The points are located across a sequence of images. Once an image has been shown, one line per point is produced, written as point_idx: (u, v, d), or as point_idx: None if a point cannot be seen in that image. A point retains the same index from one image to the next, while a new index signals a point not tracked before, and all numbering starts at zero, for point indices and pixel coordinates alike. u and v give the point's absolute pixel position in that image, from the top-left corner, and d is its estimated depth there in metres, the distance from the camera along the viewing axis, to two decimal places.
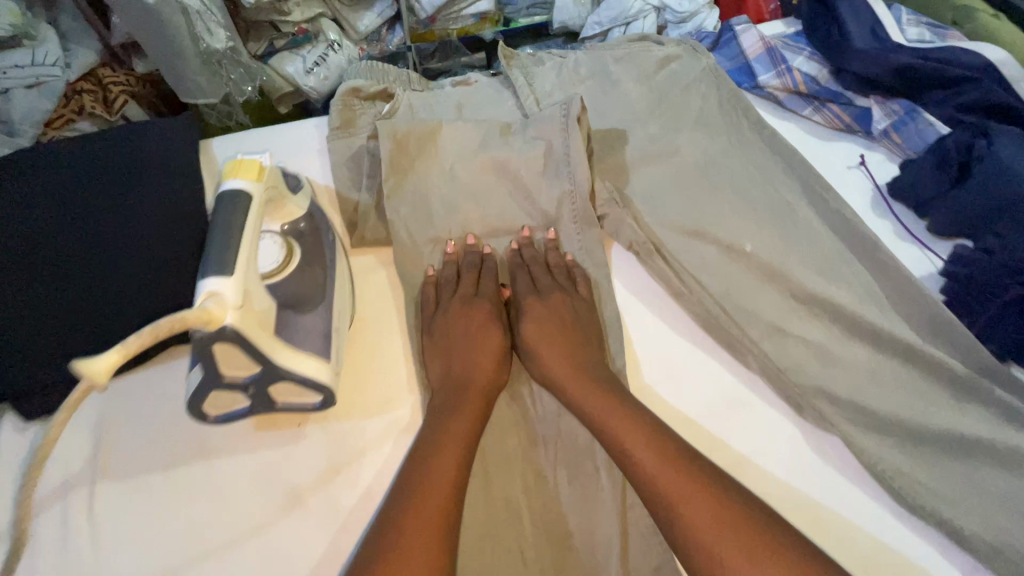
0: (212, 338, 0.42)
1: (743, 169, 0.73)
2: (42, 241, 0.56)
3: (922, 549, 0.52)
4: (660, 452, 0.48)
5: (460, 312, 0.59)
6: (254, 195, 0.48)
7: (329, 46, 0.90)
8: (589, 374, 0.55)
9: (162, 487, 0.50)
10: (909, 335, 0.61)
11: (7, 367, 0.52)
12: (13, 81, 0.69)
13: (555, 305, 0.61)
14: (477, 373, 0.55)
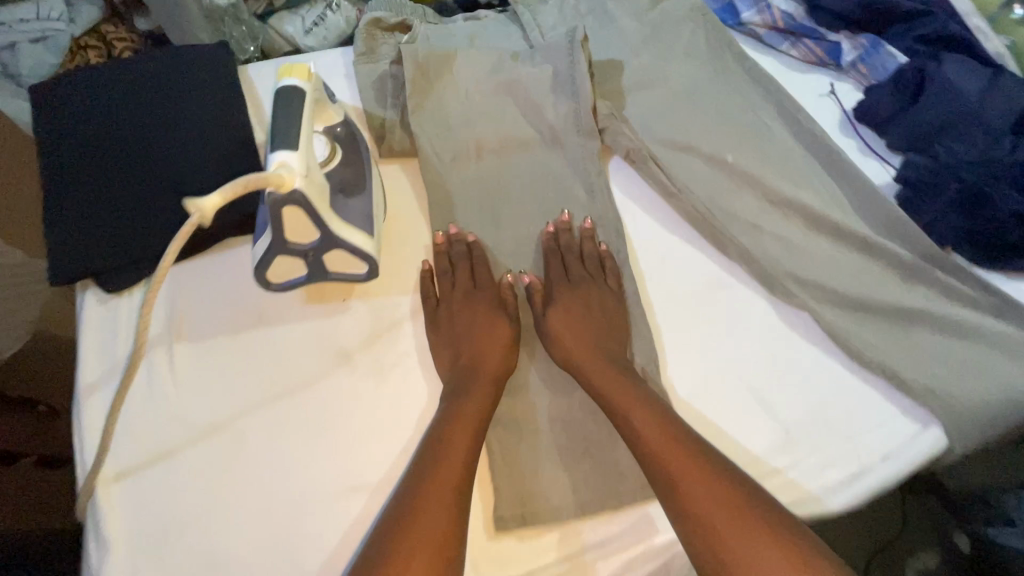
0: (283, 201, 0.50)
1: (727, 95, 0.81)
2: (106, 149, 0.64)
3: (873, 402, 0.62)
4: (658, 422, 0.55)
5: (463, 304, 0.63)
6: (306, 91, 0.55)
7: (328, 6, 0.88)
8: (602, 356, 0.61)
9: (230, 345, 0.59)
10: (866, 230, 0.71)
11: (95, 250, 0.59)
12: (19, 35, 0.80)
13: (575, 299, 0.65)
14: (484, 360, 0.59)
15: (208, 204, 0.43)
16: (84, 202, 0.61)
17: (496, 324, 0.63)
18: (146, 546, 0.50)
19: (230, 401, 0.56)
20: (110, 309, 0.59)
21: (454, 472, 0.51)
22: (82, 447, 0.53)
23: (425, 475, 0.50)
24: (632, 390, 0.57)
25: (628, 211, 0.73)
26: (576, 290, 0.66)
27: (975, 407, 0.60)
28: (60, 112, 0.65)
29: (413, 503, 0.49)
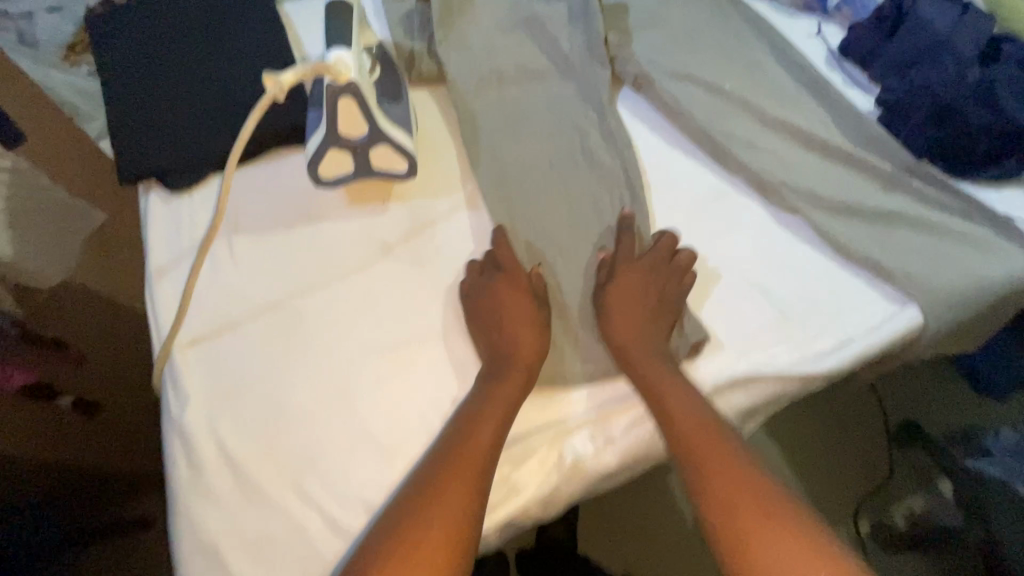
0: (340, 91, 0.57)
1: (725, 33, 0.89)
2: (161, 65, 0.70)
3: (863, 288, 0.70)
4: (691, 414, 0.56)
5: (495, 288, 0.62)
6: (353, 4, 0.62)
7: None
8: (647, 342, 0.61)
9: (284, 235, 0.65)
10: (850, 147, 0.78)
11: (161, 152, 0.66)
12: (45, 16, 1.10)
13: (626, 282, 0.63)
14: (518, 346, 0.59)
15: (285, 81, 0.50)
16: (145, 110, 0.68)
17: (526, 313, 0.61)
18: (219, 396, 0.56)
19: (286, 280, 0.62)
20: (173, 206, 0.66)
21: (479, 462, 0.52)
22: (158, 320, 0.59)
23: (446, 460, 0.52)
24: (671, 378, 0.58)
25: (636, 130, 0.80)
26: (622, 273, 0.64)
27: (949, 292, 0.67)
28: (119, 37, 0.72)
29: (432, 490, 0.50)
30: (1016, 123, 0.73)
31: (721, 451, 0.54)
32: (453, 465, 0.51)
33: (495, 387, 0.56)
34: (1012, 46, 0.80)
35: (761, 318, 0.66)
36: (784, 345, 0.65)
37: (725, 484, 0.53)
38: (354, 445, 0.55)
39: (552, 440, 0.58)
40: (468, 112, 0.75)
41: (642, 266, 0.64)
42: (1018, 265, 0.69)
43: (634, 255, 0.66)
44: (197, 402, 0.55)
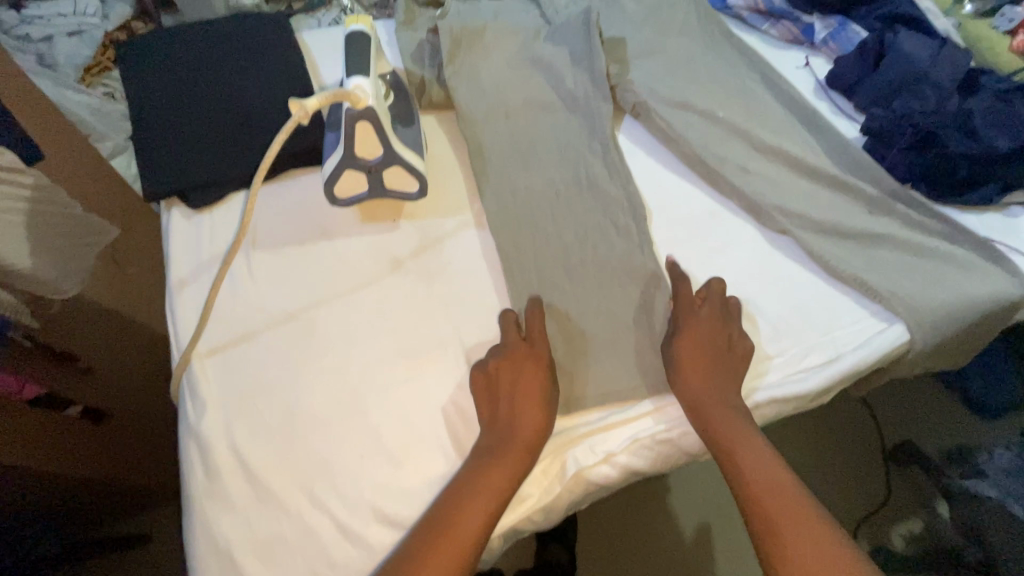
0: (358, 116, 0.60)
1: (718, 64, 0.94)
2: (184, 90, 0.75)
3: (859, 311, 0.72)
4: (765, 467, 0.58)
5: (510, 361, 0.60)
6: (370, 35, 0.66)
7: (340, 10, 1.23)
8: (719, 397, 0.61)
9: (300, 249, 0.68)
10: (838, 173, 0.82)
11: (185, 171, 0.69)
12: (59, 30, 1.18)
13: (698, 333, 0.64)
14: (523, 425, 0.57)
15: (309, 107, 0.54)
16: (168, 132, 0.71)
17: (536, 387, 0.59)
18: (234, 405, 0.58)
19: (288, 307, 0.64)
20: (194, 222, 0.69)
21: (458, 553, 0.50)
22: (177, 331, 0.62)
23: (434, 541, 0.51)
24: (739, 426, 0.60)
25: (635, 155, 0.84)
26: (692, 323, 0.65)
27: (934, 311, 0.70)
28: (145, 63, 0.76)
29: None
30: (998, 149, 0.77)
31: (798, 511, 0.56)
32: (436, 552, 0.50)
33: (490, 468, 0.55)
34: (988, 78, 0.86)
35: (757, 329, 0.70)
36: (777, 358, 0.68)
37: (805, 547, 0.53)
38: (364, 453, 0.57)
39: (557, 449, 0.61)
40: (476, 137, 0.80)
41: (709, 313, 0.66)
42: (1000, 286, 0.73)
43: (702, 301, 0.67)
44: (213, 412, 0.57)
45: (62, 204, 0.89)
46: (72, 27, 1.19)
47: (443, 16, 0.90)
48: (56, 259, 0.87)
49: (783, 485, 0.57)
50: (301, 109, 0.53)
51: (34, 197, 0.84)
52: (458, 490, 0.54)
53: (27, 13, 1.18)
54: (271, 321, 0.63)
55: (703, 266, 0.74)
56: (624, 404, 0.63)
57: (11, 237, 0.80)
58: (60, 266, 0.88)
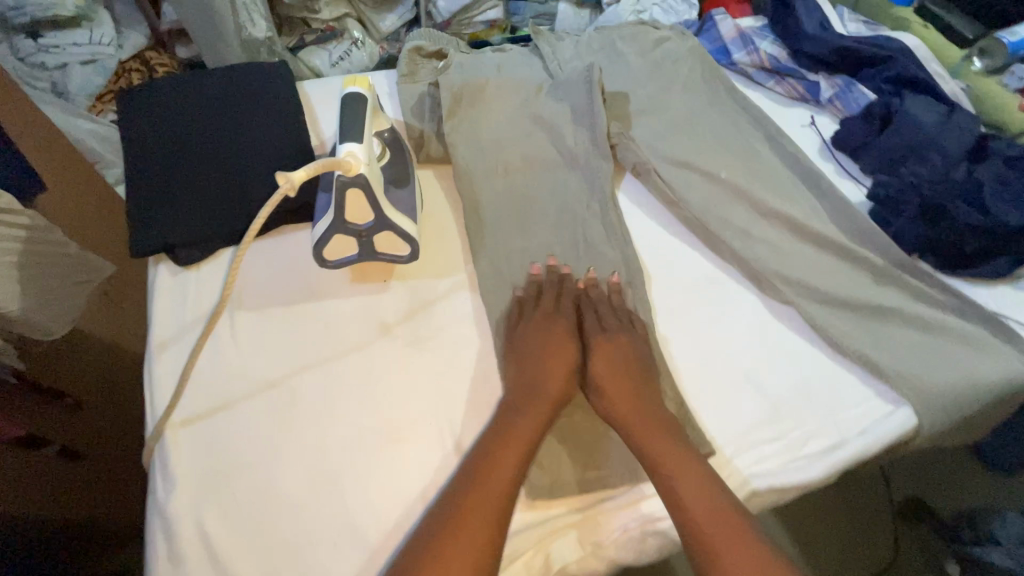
0: (349, 183, 0.59)
1: (721, 121, 0.93)
2: (182, 142, 0.74)
3: (864, 392, 0.69)
4: (701, 490, 0.56)
5: (539, 327, 0.67)
6: (367, 97, 0.65)
7: (352, 42, 1.31)
8: (649, 419, 0.61)
9: (286, 311, 0.67)
10: (843, 239, 0.80)
11: (176, 227, 0.68)
12: (73, 58, 1.15)
13: (615, 354, 0.66)
14: (545, 385, 0.62)
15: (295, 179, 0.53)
16: (161, 185, 0.71)
17: (562, 349, 0.66)
18: (207, 479, 0.56)
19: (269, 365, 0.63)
20: (180, 279, 0.68)
21: (498, 498, 0.53)
22: (152, 399, 0.60)
23: None
24: (686, 473, 0.57)
25: (634, 214, 0.83)
26: (605, 346, 0.67)
27: (941, 393, 0.67)
28: (144, 113, 0.76)
29: (443, 544, 0.50)
30: (1006, 225, 0.74)
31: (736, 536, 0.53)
32: None
33: (520, 418, 0.59)
34: (997, 144, 0.84)
35: (752, 407, 0.67)
36: (775, 443, 0.65)
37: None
38: (337, 540, 0.54)
39: (541, 539, 0.58)
40: (472, 195, 0.79)
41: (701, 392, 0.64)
42: (1014, 367, 0.69)
43: (620, 330, 0.68)
44: (184, 489, 0.55)
45: (61, 244, 0.90)
46: (86, 56, 1.17)
47: (445, 68, 0.90)
48: (49, 299, 0.87)
49: (716, 506, 0.55)
50: (286, 181, 0.51)
51: (29, 236, 0.84)
52: (484, 444, 0.57)
53: (41, 39, 1.13)
54: (251, 388, 0.61)
55: (701, 337, 0.72)
56: (613, 488, 0.61)
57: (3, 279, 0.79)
58: (52, 305, 0.88)
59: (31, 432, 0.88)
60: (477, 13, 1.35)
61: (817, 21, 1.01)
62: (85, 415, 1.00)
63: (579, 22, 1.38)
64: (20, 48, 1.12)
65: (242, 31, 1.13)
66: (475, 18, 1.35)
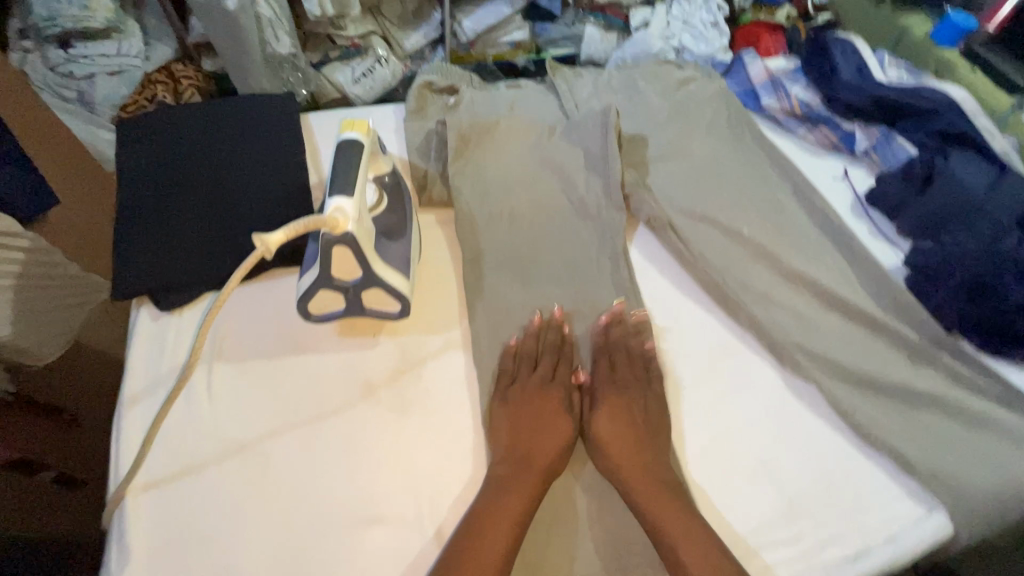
0: (335, 241, 0.56)
1: (745, 172, 0.87)
2: (177, 180, 0.72)
3: (894, 492, 0.62)
4: (706, 558, 0.53)
5: (540, 395, 0.64)
6: (364, 144, 0.62)
7: (376, 60, 1.29)
8: (650, 480, 0.58)
9: (265, 364, 0.63)
10: (874, 310, 0.74)
11: (164, 271, 0.66)
12: (100, 68, 1.14)
13: (627, 405, 0.65)
14: (544, 457, 0.59)
15: (273, 238, 0.51)
16: (151, 226, 0.69)
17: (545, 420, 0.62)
18: (165, 552, 0.52)
19: (244, 412, 0.60)
20: (161, 325, 0.65)
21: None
22: (118, 459, 0.57)
23: None
24: (693, 545, 0.54)
25: (645, 271, 0.77)
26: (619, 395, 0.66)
27: (983, 499, 0.60)
28: (142, 146, 0.74)
29: None
30: None
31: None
32: None
33: (505, 496, 0.56)
34: None
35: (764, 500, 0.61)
36: (789, 545, 0.58)
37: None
38: None
39: None
40: (473, 244, 0.74)
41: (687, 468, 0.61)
42: None
43: (632, 381, 0.66)
44: (139, 562, 0.52)
45: (59, 264, 0.86)
46: (113, 67, 1.15)
47: (456, 105, 0.87)
48: (42, 322, 0.84)
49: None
50: (262, 242, 0.50)
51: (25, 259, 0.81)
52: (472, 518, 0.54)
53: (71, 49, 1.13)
54: (224, 451, 0.58)
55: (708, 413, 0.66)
56: None
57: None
58: (44, 328, 0.84)
59: (28, 456, 0.84)
60: (502, 34, 1.33)
61: (854, 67, 0.95)
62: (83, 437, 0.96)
63: (606, 46, 1.35)
64: (51, 58, 1.12)
65: (267, 47, 1.13)
66: (501, 38, 1.34)
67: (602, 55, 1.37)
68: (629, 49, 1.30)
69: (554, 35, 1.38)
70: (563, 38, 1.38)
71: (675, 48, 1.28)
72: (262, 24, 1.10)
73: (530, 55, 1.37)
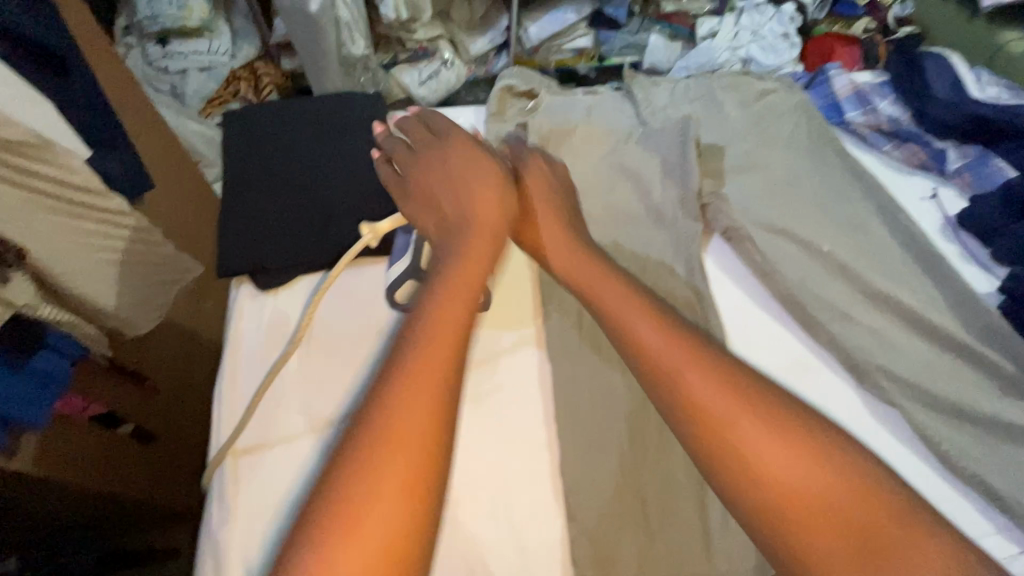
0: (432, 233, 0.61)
1: (826, 186, 0.85)
2: (275, 169, 0.78)
3: (981, 525, 0.61)
4: (636, 308, 0.50)
5: (435, 151, 0.58)
6: None
7: (442, 62, 1.34)
8: (581, 259, 0.56)
9: (352, 346, 0.67)
10: (963, 335, 0.71)
11: (264, 254, 0.71)
12: (192, 65, 1.25)
13: (530, 187, 0.60)
14: (480, 217, 0.52)
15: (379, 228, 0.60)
16: (252, 212, 0.74)
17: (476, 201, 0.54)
18: (262, 511, 0.57)
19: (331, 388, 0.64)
20: (260, 303, 0.71)
21: (448, 331, 0.42)
22: (218, 426, 0.62)
23: (366, 443, 0.36)
24: (614, 292, 0.52)
25: (719, 282, 0.77)
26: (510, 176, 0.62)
27: None
28: (245, 137, 0.80)
29: (380, 390, 0.38)
30: None
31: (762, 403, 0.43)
32: (374, 453, 0.36)
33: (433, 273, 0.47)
34: None
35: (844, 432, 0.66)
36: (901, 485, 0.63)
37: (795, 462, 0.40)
38: None
39: None
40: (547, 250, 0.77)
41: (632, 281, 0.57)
42: None
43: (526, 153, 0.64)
44: (239, 518, 0.56)
45: (160, 244, 0.81)
46: (204, 63, 1.26)
47: (534, 109, 0.89)
48: (139, 296, 0.79)
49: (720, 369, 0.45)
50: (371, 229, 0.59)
51: (133, 235, 0.75)
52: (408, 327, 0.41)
53: (167, 46, 1.23)
54: (316, 423, 0.61)
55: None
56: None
57: (100, 276, 0.71)
58: (141, 304, 0.80)
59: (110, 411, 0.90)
60: (565, 42, 1.37)
61: (948, 83, 0.92)
62: (157, 399, 1.02)
63: (669, 55, 1.38)
64: (149, 53, 1.22)
65: (342, 47, 1.19)
66: (565, 45, 1.38)
67: (664, 63, 1.40)
68: (691, 59, 1.34)
69: (617, 44, 1.40)
70: (625, 46, 1.41)
71: (740, 59, 1.31)
72: (339, 27, 1.16)
73: (591, 62, 1.42)
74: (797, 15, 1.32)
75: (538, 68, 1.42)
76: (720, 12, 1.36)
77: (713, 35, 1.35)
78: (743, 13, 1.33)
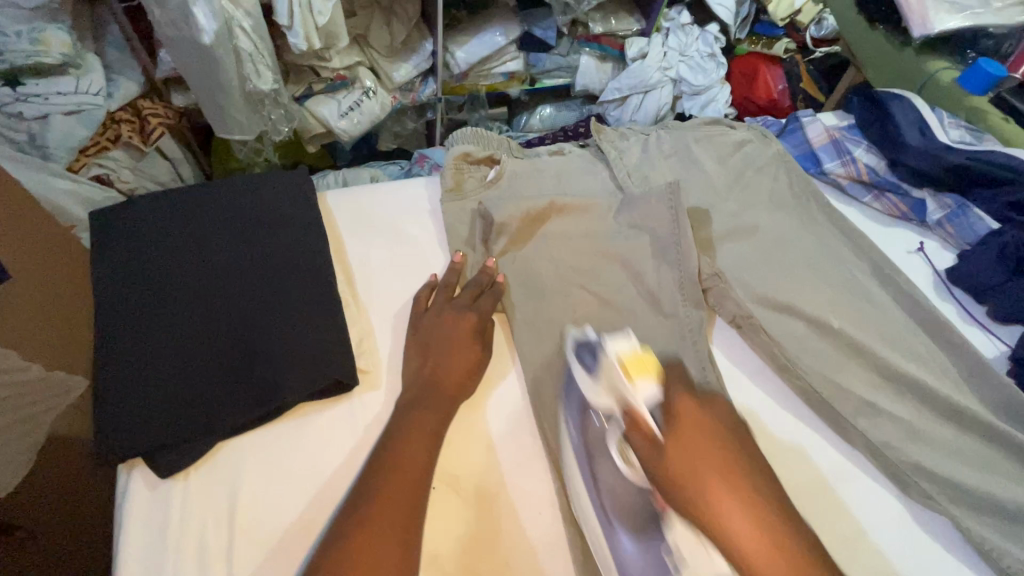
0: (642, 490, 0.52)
1: (817, 249, 0.79)
2: (171, 291, 0.59)
3: None
4: (695, 453, 0.47)
5: (445, 317, 0.62)
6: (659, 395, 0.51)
7: (363, 92, 1.15)
8: (675, 430, 0.48)
9: (300, 540, 0.51)
10: (988, 415, 0.66)
11: (167, 421, 0.52)
12: (54, 108, 0.88)
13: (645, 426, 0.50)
14: (445, 377, 0.58)
15: None
16: (141, 357, 0.55)
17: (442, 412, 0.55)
18: None
19: None
20: (160, 496, 0.52)
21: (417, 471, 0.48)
22: None
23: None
24: (695, 438, 0.48)
25: (732, 379, 0.69)
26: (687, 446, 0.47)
27: None
28: (122, 251, 0.61)
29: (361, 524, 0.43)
30: None
31: None
32: None
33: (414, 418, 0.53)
34: None
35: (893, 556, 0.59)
36: None
37: None
38: None
39: None
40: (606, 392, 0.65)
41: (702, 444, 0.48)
42: None
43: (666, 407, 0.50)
44: None
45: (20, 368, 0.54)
46: (71, 106, 0.90)
47: (496, 180, 0.76)
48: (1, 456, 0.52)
49: (769, 541, 0.43)
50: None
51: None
52: None
53: (20, 86, 0.87)
54: None
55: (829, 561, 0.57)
56: None
57: None
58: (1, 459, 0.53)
59: None
60: (496, 66, 1.24)
61: (916, 127, 0.86)
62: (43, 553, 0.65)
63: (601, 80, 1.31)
64: None
65: (246, 83, 0.95)
66: (495, 70, 1.25)
67: (597, 86, 1.33)
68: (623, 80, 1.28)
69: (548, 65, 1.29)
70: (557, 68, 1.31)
71: (671, 79, 1.30)
72: (239, 58, 0.92)
73: (524, 85, 1.32)
74: (721, 36, 1.31)
75: (468, 94, 1.30)
76: (647, 32, 1.29)
77: (643, 56, 1.28)
78: (669, 34, 1.29)
